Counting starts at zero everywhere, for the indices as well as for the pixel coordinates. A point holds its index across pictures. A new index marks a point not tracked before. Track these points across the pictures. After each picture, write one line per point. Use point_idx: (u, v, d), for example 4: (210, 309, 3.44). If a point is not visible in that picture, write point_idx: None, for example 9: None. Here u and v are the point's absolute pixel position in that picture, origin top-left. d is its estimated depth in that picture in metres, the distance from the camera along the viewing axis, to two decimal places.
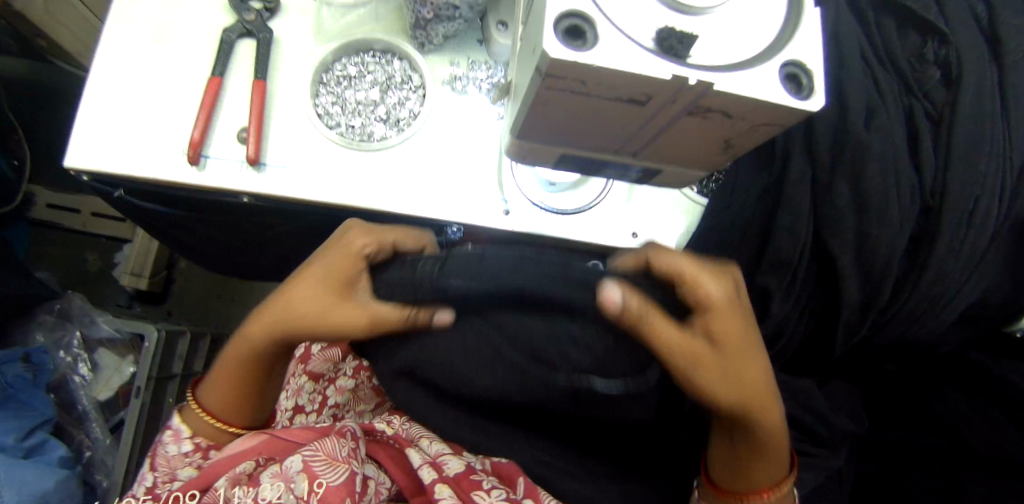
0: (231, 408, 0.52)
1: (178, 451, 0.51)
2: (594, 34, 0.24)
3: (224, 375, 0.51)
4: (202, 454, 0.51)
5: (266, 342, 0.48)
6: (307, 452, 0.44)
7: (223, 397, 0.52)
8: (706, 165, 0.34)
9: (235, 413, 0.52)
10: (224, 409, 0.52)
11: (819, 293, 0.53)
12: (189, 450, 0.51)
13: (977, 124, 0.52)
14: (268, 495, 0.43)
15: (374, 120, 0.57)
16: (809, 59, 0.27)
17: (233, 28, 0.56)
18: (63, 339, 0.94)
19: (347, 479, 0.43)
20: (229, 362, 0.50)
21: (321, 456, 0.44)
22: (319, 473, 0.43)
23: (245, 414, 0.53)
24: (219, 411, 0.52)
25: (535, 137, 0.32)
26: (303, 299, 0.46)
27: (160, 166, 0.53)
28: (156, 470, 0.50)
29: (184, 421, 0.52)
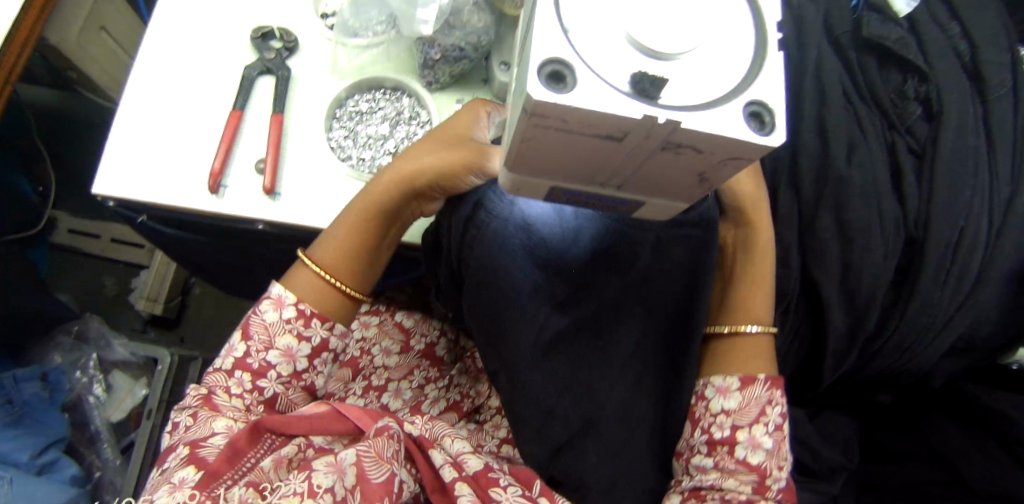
0: (342, 261, 0.55)
1: (279, 318, 0.54)
2: (573, 78, 0.27)
3: (341, 232, 0.55)
4: (303, 323, 0.54)
5: (388, 193, 0.52)
6: (361, 448, 0.47)
7: (335, 251, 0.55)
8: (686, 198, 0.36)
9: (348, 269, 0.55)
10: (317, 299, 0.55)
11: (808, 323, 0.58)
12: (291, 317, 0.54)
13: (958, 159, 0.54)
14: (320, 482, 0.43)
15: (383, 153, 0.61)
16: (771, 100, 0.29)
17: (254, 66, 0.61)
18: (79, 360, 0.98)
19: (388, 479, 0.47)
20: (345, 224, 0.54)
21: (372, 453, 0.47)
22: (366, 470, 0.46)
23: (353, 277, 0.56)
24: (307, 296, 0.55)
25: (525, 171, 0.35)
26: (423, 155, 0.51)
27: (182, 194, 0.57)
28: (252, 338, 0.53)
29: (286, 288, 0.55)
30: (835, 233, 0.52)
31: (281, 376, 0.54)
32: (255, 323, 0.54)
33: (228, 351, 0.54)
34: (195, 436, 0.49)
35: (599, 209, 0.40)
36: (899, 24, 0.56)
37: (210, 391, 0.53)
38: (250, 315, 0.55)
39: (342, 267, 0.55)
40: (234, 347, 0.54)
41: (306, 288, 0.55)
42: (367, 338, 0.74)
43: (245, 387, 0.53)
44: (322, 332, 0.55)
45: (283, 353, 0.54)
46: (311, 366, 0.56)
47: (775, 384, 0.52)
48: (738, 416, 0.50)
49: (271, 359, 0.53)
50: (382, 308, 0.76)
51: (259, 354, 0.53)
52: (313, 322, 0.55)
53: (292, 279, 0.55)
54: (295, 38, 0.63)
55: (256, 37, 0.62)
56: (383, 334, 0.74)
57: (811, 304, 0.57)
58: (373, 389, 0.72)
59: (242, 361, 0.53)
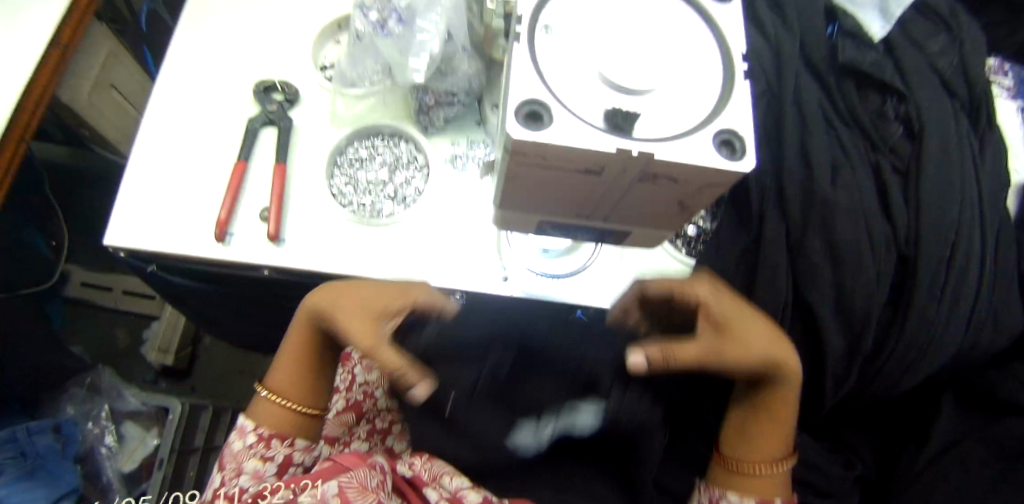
0: (297, 391, 0.55)
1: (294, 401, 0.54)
2: (550, 116, 0.29)
3: (291, 370, 0.55)
4: (266, 445, 0.52)
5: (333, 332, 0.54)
6: (341, 477, 0.42)
7: (286, 376, 0.55)
8: (668, 226, 0.37)
9: (303, 397, 0.55)
10: (276, 425, 0.54)
11: (807, 345, 0.57)
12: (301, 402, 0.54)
13: (941, 176, 0.55)
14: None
15: (383, 198, 0.63)
16: (741, 128, 0.31)
17: (257, 119, 0.64)
18: (91, 410, 0.98)
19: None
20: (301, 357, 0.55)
21: (356, 485, 0.42)
22: (350, 498, 0.41)
23: (309, 399, 0.56)
24: (268, 424, 0.54)
25: (514, 207, 0.37)
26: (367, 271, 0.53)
27: (189, 243, 0.59)
28: (269, 421, 0.54)
29: (250, 416, 0.54)
30: (825, 252, 0.53)
31: (299, 449, 0.54)
32: (274, 402, 0.55)
33: (248, 427, 0.54)
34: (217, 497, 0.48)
35: (587, 240, 0.42)
36: (874, 48, 0.59)
37: (234, 465, 0.53)
38: (265, 398, 0.55)
39: (296, 393, 0.55)
40: (212, 481, 0.53)
41: (272, 416, 0.54)
42: (370, 382, 0.71)
43: (266, 457, 0.52)
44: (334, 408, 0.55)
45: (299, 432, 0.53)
46: (280, 484, 0.53)
47: (769, 468, 0.53)
48: None
49: (238, 483, 0.51)
50: None
51: (277, 434, 0.53)
52: (274, 442, 0.53)
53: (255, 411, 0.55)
54: (296, 90, 0.66)
55: (259, 91, 0.66)
56: (386, 376, 0.72)
57: (808, 328, 0.56)
58: (378, 433, 0.69)
59: (265, 437, 0.53)
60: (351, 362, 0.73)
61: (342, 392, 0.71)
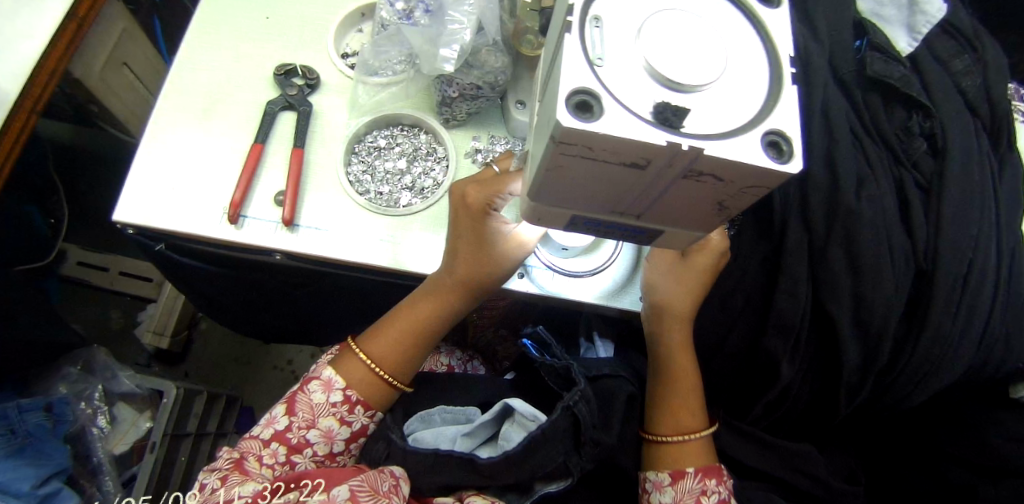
0: (397, 358, 0.56)
1: (327, 400, 0.54)
2: (600, 107, 0.28)
3: (389, 329, 0.57)
4: (348, 408, 0.54)
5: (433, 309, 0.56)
6: (354, 482, 0.43)
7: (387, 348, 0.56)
8: (702, 227, 0.37)
9: (400, 361, 0.56)
10: (363, 389, 0.55)
11: (822, 356, 0.57)
12: (337, 401, 0.54)
13: (963, 193, 0.55)
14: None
15: (400, 188, 0.62)
16: (788, 129, 0.31)
17: (277, 101, 0.63)
18: (84, 390, 0.95)
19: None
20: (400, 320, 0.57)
21: (367, 489, 0.43)
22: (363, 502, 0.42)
23: (400, 367, 0.57)
24: (356, 385, 0.55)
25: (548, 201, 0.36)
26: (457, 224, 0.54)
27: (200, 223, 0.58)
28: (297, 414, 0.54)
29: (338, 371, 0.56)
30: (846, 263, 0.53)
31: (316, 455, 0.54)
32: (301, 399, 0.54)
33: (268, 421, 0.54)
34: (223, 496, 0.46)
35: (616, 238, 0.41)
36: (902, 63, 0.59)
37: (242, 456, 0.50)
38: (295, 392, 0.55)
39: (392, 360, 0.56)
40: (275, 419, 0.53)
41: (358, 378, 0.55)
42: None
43: (279, 458, 0.52)
44: (363, 419, 0.55)
45: (323, 433, 0.54)
46: (347, 449, 0.55)
47: (709, 475, 0.54)
48: None
49: (310, 437, 0.53)
50: None
51: (301, 430, 0.53)
52: (356, 409, 0.55)
53: (341, 365, 0.56)
54: (317, 75, 0.65)
55: (278, 73, 0.65)
56: None
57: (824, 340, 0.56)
58: None
59: (282, 433, 0.53)
60: None
61: None
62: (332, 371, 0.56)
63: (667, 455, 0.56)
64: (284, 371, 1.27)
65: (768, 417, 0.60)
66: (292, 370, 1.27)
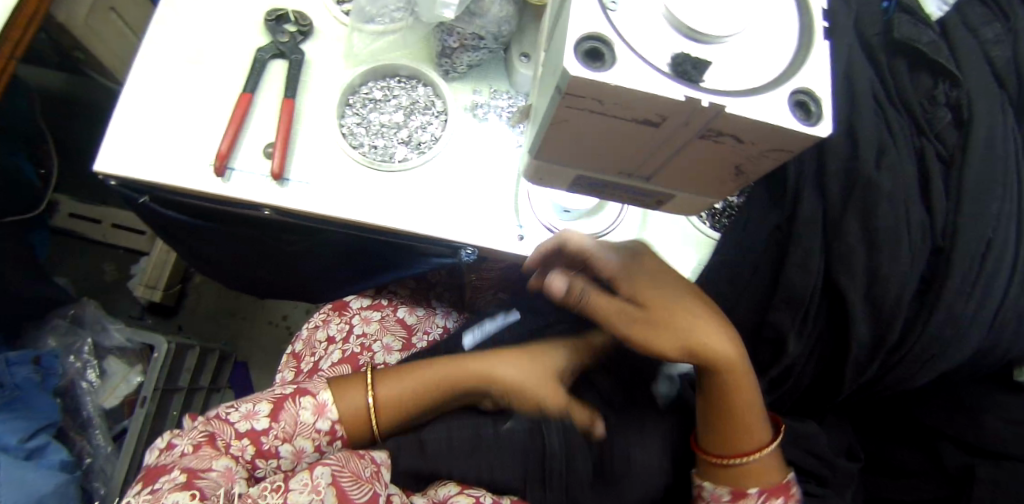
0: (394, 405, 0.55)
1: (312, 423, 0.51)
2: (613, 56, 0.26)
3: (406, 384, 0.56)
4: (327, 438, 0.52)
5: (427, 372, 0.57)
6: (336, 466, 0.42)
7: (395, 392, 0.55)
8: (717, 191, 0.35)
9: (394, 415, 0.55)
10: (351, 424, 0.53)
11: (829, 331, 0.55)
12: (323, 429, 0.52)
13: (986, 168, 0.53)
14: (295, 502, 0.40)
15: (396, 143, 0.59)
16: (818, 88, 0.28)
17: (267, 49, 0.59)
18: (74, 344, 0.94)
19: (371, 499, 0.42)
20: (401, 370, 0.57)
21: (348, 474, 0.42)
22: (346, 488, 0.41)
23: (389, 416, 0.55)
24: (346, 419, 0.53)
25: (550, 158, 0.34)
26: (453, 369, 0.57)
27: (186, 175, 0.55)
28: (279, 422, 0.50)
29: (334, 396, 0.53)
30: (862, 237, 0.50)
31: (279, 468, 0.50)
32: (288, 408, 0.51)
33: (247, 414, 0.50)
34: (192, 464, 0.44)
35: (623, 201, 0.39)
36: (932, 27, 0.55)
37: (214, 436, 0.49)
38: (286, 397, 0.52)
39: (392, 407, 0.55)
40: (255, 415, 0.50)
41: (352, 409, 0.53)
42: (368, 334, 0.70)
43: (245, 455, 0.48)
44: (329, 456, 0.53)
45: (295, 451, 0.50)
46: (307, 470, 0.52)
47: (775, 494, 0.49)
48: None
49: (282, 450, 0.50)
50: (383, 303, 0.72)
51: (276, 440, 0.50)
52: (336, 439, 0.53)
53: (341, 394, 0.54)
54: (310, 21, 0.62)
55: (269, 19, 0.61)
56: (385, 330, 0.71)
57: (834, 315, 0.54)
58: None
59: (257, 433, 0.49)
60: (349, 312, 0.72)
61: (339, 343, 0.70)
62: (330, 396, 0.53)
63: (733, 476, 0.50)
64: (280, 327, 1.26)
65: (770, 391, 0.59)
66: (288, 327, 1.26)
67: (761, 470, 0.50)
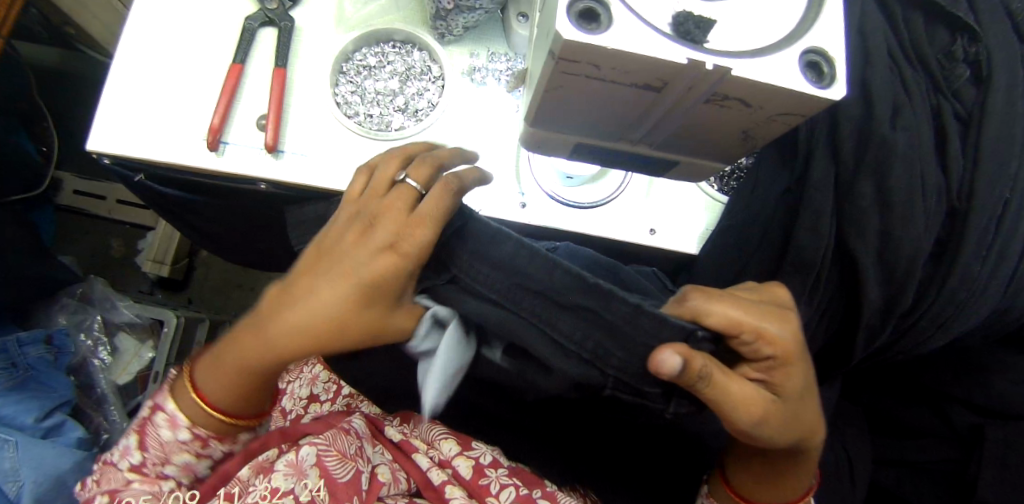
0: (240, 402, 0.44)
1: (173, 438, 0.45)
2: (609, 16, 0.24)
3: (223, 376, 0.43)
4: (201, 444, 0.46)
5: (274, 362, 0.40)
6: (321, 446, 0.48)
7: (218, 388, 0.44)
8: (724, 157, 0.33)
9: (238, 399, 0.44)
10: (212, 423, 0.45)
11: (840, 297, 0.54)
12: (186, 439, 0.45)
13: (1008, 126, 0.50)
14: (281, 485, 0.45)
15: (392, 111, 0.57)
16: (832, 47, 0.27)
17: (255, 16, 0.57)
18: (84, 321, 0.96)
19: (353, 477, 0.47)
20: (220, 374, 0.43)
21: (333, 452, 0.48)
22: (330, 468, 0.47)
23: (241, 405, 0.45)
24: (217, 399, 0.44)
25: (548, 126, 0.32)
26: (230, 357, 0.42)
27: (179, 151, 0.54)
28: (148, 450, 0.45)
29: (178, 405, 0.45)
30: (874, 201, 0.49)
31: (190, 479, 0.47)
32: (150, 432, 0.45)
33: (122, 452, 0.45)
34: (110, 485, 0.45)
35: (626, 168, 0.37)
36: None
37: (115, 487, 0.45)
38: (143, 419, 0.46)
39: (225, 400, 0.44)
40: (127, 451, 0.45)
41: (220, 391, 0.43)
42: None
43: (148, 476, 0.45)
44: (223, 447, 0.47)
45: (181, 467, 0.46)
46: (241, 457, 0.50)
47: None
48: None
49: (168, 472, 0.46)
50: None
51: (156, 466, 0.45)
52: (211, 442, 0.46)
53: (182, 396, 0.45)
54: None
55: None
56: None
57: (845, 280, 0.52)
58: None
59: (138, 466, 0.45)
60: None
61: None
62: (174, 405, 0.45)
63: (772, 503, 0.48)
64: None
65: None
66: None
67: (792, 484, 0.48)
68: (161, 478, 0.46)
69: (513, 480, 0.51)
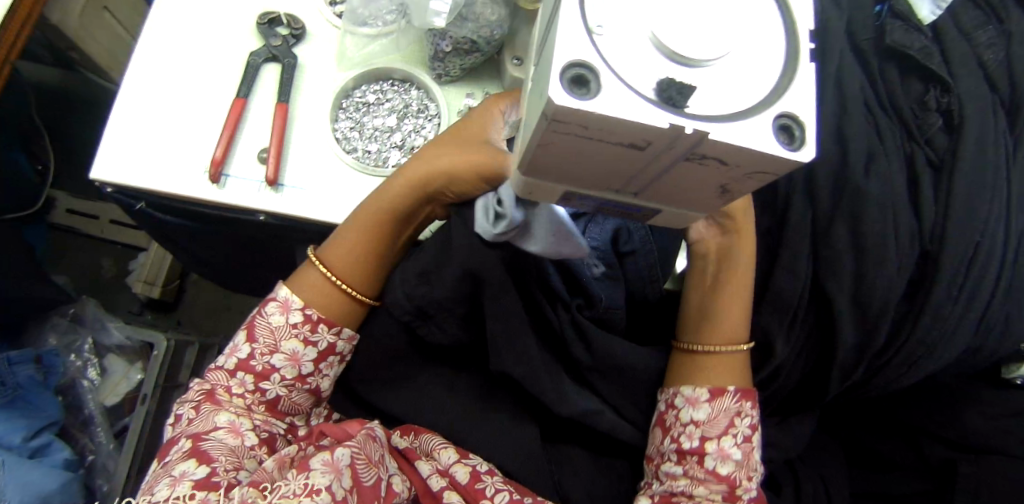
0: (354, 268, 0.53)
1: (285, 322, 0.52)
2: (598, 82, 0.26)
3: (353, 236, 0.53)
4: (310, 327, 0.52)
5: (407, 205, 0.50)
6: (354, 450, 0.45)
7: (343, 255, 0.53)
8: (704, 208, 0.35)
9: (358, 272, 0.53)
10: (321, 303, 0.53)
11: (816, 335, 0.56)
12: (298, 323, 0.52)
13: (976, 173, 0.53)
14: (318, 481, 0.42)
15: (389, 147, 0.59)
16: (802, 112, 0.29)
17: (259, 53, 0.59)
18: (74, 342, 0.95)
19: (376, 482, 0.46)
20: (354, 236, 0.52)
21: (363, 458, 0.46)
22: (360, 473, 0.45)
23: (362, 283, 0.54)
24: (316, 301, 0.53)
25: (539, 175, 0.34)
26: (390, 196, 0.51)
27: (181, 182, 0.56)
28: (257, 341, 0.51)
29: (293, 292, 0.53)
30: (849, 244, 0.51)
31: (285, 379, 0.52)
32: (260, 325, 0.52)
33: (232, 350, 0.52)
34: (197, 429, 0.48)
35: (611, 216, 0.39)
36: (923, 33, 0.55)
37: (213, 388, 0.51)
38: (254, 316, 0.53)
39: (353, 267, 0.53)
40: (237, 348, 0.52)
41: (347, 261, 0.53)
42: None
43: (246, 387, 0.51)
44: (328, 338, 0.53)
45: (288, 357, 0.51)
46: (316, 371, 0.53)
47: (747, 396, 0.52)
48: (707, 427, 0.51)
49: (275, 362, 0.51)
50: None
51: (263, 358, 0.51)
52: (320, 327, 0.52)
53: (296, 283, 0.53)
54: (302, 24, 0.61)
55: (262, 22, 0.61)
56: None
57: (820, 318, 0.55)
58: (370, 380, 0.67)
59: (245, 362, 0.51)
60: None
61: None
62: (290, 291, 0.53)
63: (713, 371, 0.53)
64: None
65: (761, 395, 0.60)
66: None
67: (731, 367, 0.53)
68: (243, 431, 0.48)
69: (507, 486, 0.52)
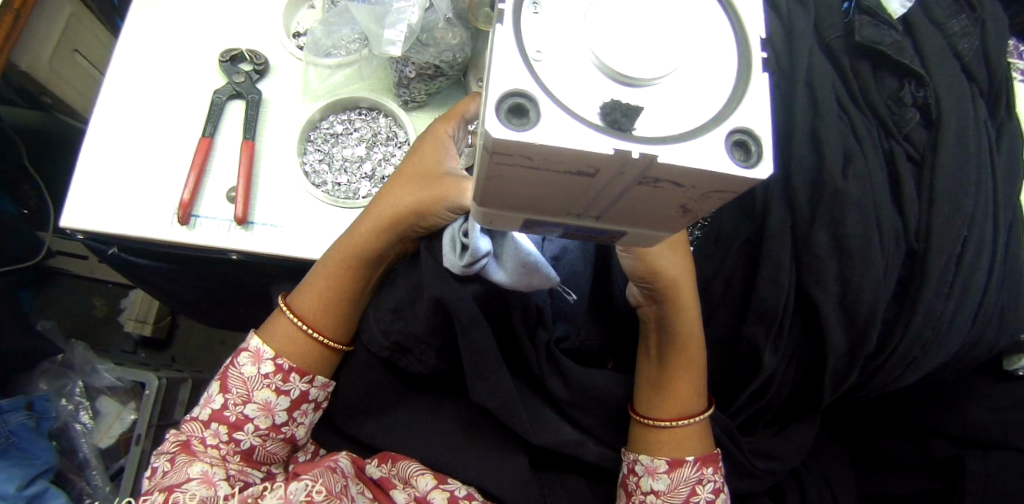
0: (321, 307, 0.53)
1: (258, 372, 0.51)
2: (536, 112, 0.25)
3: (318, 282, 0.52)
4: (282, 377, 0.51)
5: (372, 241, 0.50)
6: (309, 481, 0.43)
7: (311, 301, 0.53)
8: (669, 228, 0.34)
9: (328, 315, 0.53)
10: (292, 351, 0.52)
11: (805, 342, 0.55)
12: (269, 373, 0.51)
13: (957, 166, 0.51)
14: None
15: (360, 178, 0.59)
16: (756, 126, 0.28)
17: (223, 91, 0.59)
18: (64, 386, 0.94)
19: None
20: (322, 278, 0.52)
21: (322, 490, 0.43)
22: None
23: (336, 325, 0.53)
24: (282, 349, 0.52)
25: (494, 205, 0.33)
26: (354, 241, 0.51)
27: (150, 226, 0.55)
28: (230, 391, 0.50)
29: (264, 341, 0.52)
30: (832, 247, 0.50)
31: (259, 430, 0.50)
32: (232, 374, 0.51)
33: (206, 400, 0.51)
34: (170, 481, 0.46)
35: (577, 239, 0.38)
36: (894, 26, 0.53)
37: (187, 439, 0.50)
38: (227, 367, 0.52)
39: (321, 316, 0.53)
40: (211, 398, 0.51)
41: (312, 304, 0.53)
42: None
43: (221, 438, 0.50)
44: (301, 386, 0.52)
45: (261, 406, 0.50)
46: (291, 419, 0.52)
47: (707, 463, 0.52)
48: (668, 497, 0.51)
49: (249, 412, 0.50)
50: None
51: (237, 406, 0.50)
52: (291, 376, 0.52)
53: (268, 333, 0.53)
54: (265, 58, 0.61)
55: (224, 60, 0.60)
56: None
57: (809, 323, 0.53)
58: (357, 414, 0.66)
59: (220, 412, 0.50)
60: None
61: None
62: (262, 341, 0.52)
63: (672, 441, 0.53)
64: None
65: (753, 406, 0.58)
66: None
67: (687, 434, 0.53)
68: (216, 481, 0.46)
69: None
